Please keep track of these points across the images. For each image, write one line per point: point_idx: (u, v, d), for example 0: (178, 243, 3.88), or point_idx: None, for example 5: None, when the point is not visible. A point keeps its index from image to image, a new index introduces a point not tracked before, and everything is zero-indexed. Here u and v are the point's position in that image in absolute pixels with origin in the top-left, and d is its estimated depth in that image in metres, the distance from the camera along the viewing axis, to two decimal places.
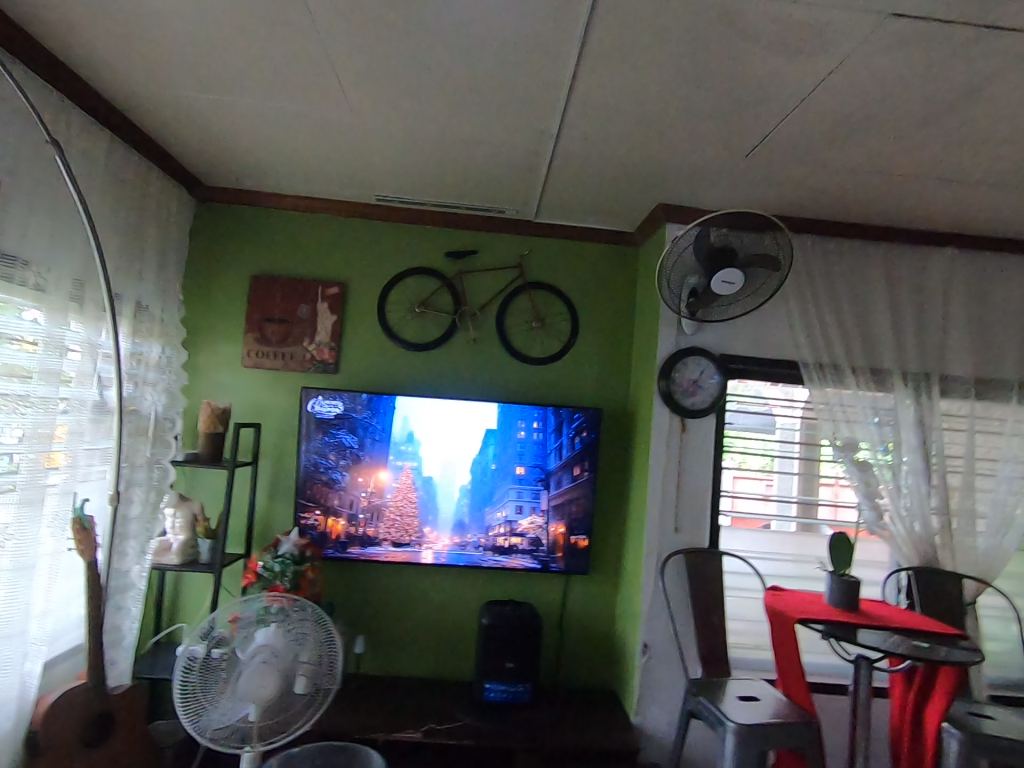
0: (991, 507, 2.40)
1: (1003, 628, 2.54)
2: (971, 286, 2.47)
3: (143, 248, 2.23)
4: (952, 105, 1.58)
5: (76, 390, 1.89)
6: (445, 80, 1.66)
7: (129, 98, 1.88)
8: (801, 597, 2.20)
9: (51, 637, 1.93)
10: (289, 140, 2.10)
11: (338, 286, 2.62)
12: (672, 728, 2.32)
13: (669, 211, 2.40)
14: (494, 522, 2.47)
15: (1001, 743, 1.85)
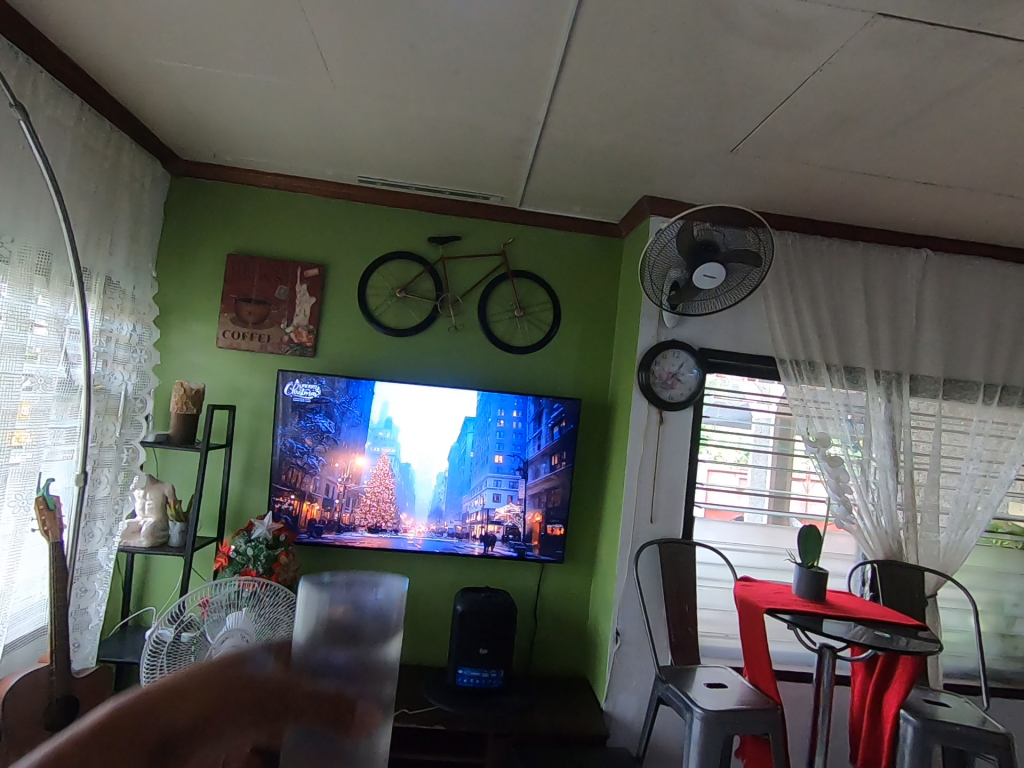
0: (954, 503, 2.48)
1: (960, 620, 2.63)
2: (944, 288, 2.52)
3: (113, 222, 2.15)
4: (933, 107, 1.60)
5: (42, 367, 1.83)
6: (433, 60, 1.63)
7: (102, 64, 1.80)
8: (771, 588, 2.25)
9: (11, 620, 1.88)
10: (268, 114, 2.03)
11: (319, 268, 2.58)
12: (641, 715, 2.36)
13: (654, 205, 2.41)
14: (471, 509, 2.47)
15: (954, 731, 1.94)
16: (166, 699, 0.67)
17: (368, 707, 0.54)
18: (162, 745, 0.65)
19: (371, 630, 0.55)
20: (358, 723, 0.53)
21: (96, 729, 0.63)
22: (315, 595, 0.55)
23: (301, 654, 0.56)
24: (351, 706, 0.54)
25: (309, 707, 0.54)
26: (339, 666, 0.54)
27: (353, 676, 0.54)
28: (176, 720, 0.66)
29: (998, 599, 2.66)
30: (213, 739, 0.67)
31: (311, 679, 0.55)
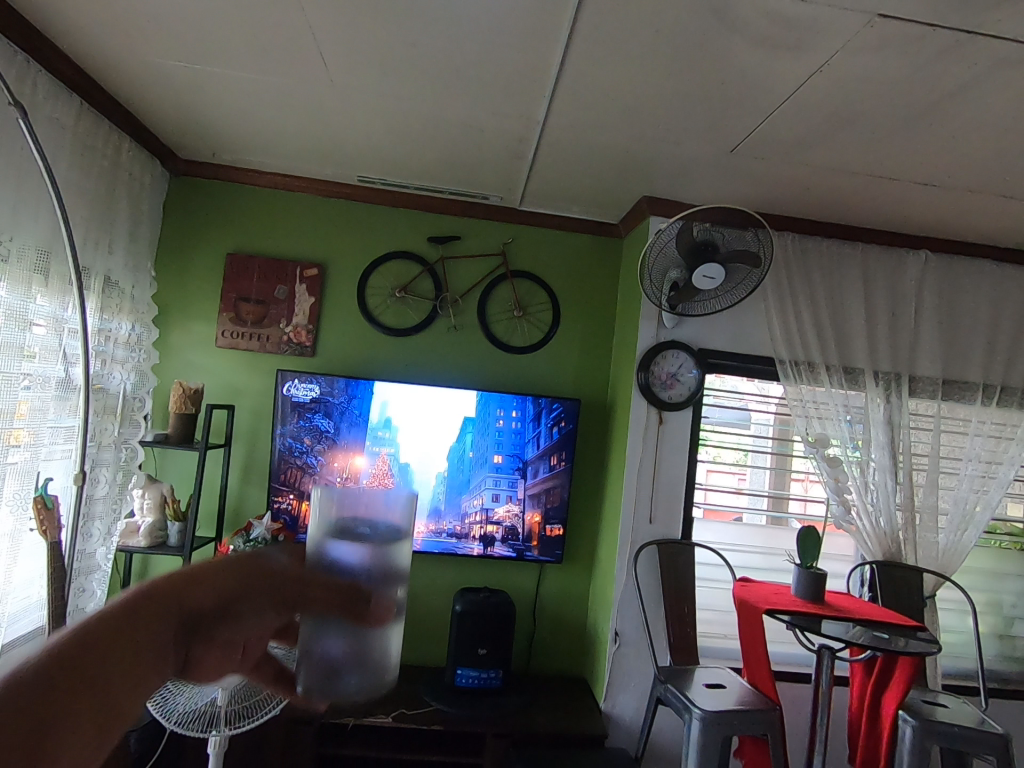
0: (953, 504, 2.48)
1: (959, 621, 2.64)
2: (943, 288, 2.52)
3: (112, 221, 2.15)
4: (933, 107, 1.60)
5: (40, 366, 1.83)
6: (432, 59, 1.62)
7: (101, 62, 1.80)
8: (769, 589, 2.25)
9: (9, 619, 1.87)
10: (268, 113, 2.03)
11: (318, 267, 2.57)
12: (640, 715, 2.36)
13: (653, 205, 2.40)
14: (470, 509, 2.47)
15: (953, 732, 1.94)
16: (155, 602, 0.57)
17: (383, 600, 0.50)
18: (185, 625, 0.58)
19: (380, 530, 0.50)
20: (375, 615, 0.49)
21: (90, 637, 0.53)
22: (328, 502, 0.51)
23: (320, 553, 0.52)
24: (367, 599, 0.49)
25: (324, 603, 0.51)
26: (348, 566, 0.50)
27: (381, 578, 0.49)
28: (176, 618, 0.57)
29: (997, 600, 2.66)
30: (236, 621, 0.59)
31: (329, 575, 0.50)
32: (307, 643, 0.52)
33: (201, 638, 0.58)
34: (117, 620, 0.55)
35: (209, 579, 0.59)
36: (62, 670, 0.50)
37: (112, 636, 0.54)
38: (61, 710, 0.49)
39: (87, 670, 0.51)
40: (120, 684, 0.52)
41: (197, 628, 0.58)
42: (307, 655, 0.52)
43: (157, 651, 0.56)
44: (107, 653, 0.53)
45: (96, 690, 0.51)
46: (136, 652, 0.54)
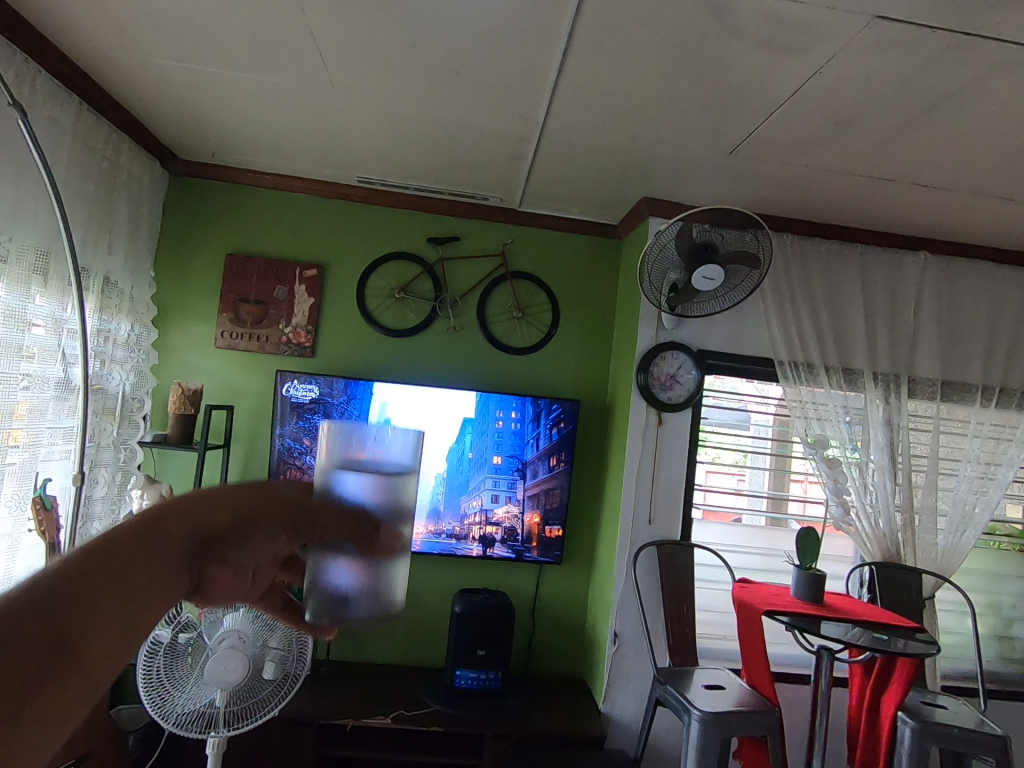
0: (952, 505, 2.49)
1: (958, 622, 2.64)
2: (942, 289, 2.52)
3: (112, 221, 2.15)
4: (932, 109, 1.60)
5: (39, 367, 1.82)
6: (432, 60, 1.62)
7: (101, 62, 1.80)
8: (768, 590, 2.25)
9: None
10: (267, 114, 2.03)
11: (317, 268, 2.58)
12: (639, 716, 2.36)
13: (653, 206, 2.41)
14: (469, 510, 2.46)
15: (953, 733, 1.94)
16: (164, 517, 0.48)
17: (393, 531, 0.51)
18: (198, 548, 0.48)
19: (391, 466, 0.51)
20: (387, 545, 0.51)
21: (90, 556, 0.44)
22: (339, 435, 0.51)
23: (321, 484, 0.52)
24: (376, 531, 0.50)
25: (333, 532, 0.50)
26: (358, 503, 0.50)
27: (390, 510, 0.51)
28: (188, 535, 0.48)
29: (996, 601, 2.66)
30: (250, 545, 0.50)
31: (335, 505, 0.50)
32: (311, 574, 0.52)
33: (214, 559, 0.49)
34: (120, 538, 0.45)
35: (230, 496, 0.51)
36: (52, 594, 0.41)
37: (119, 551, 0.44)
38: (53, 662, 0.39)
39: (80, 595, 0.42)
40: (129, 614, 0.43)
41: (211, 550, 0.49)
42: (312, 587, 0.52)
43: (170, 573, 0.46)
44: (103, 577, 0.43)
45: (96, 625, 0.41)
46: (146, 580, 0.44)
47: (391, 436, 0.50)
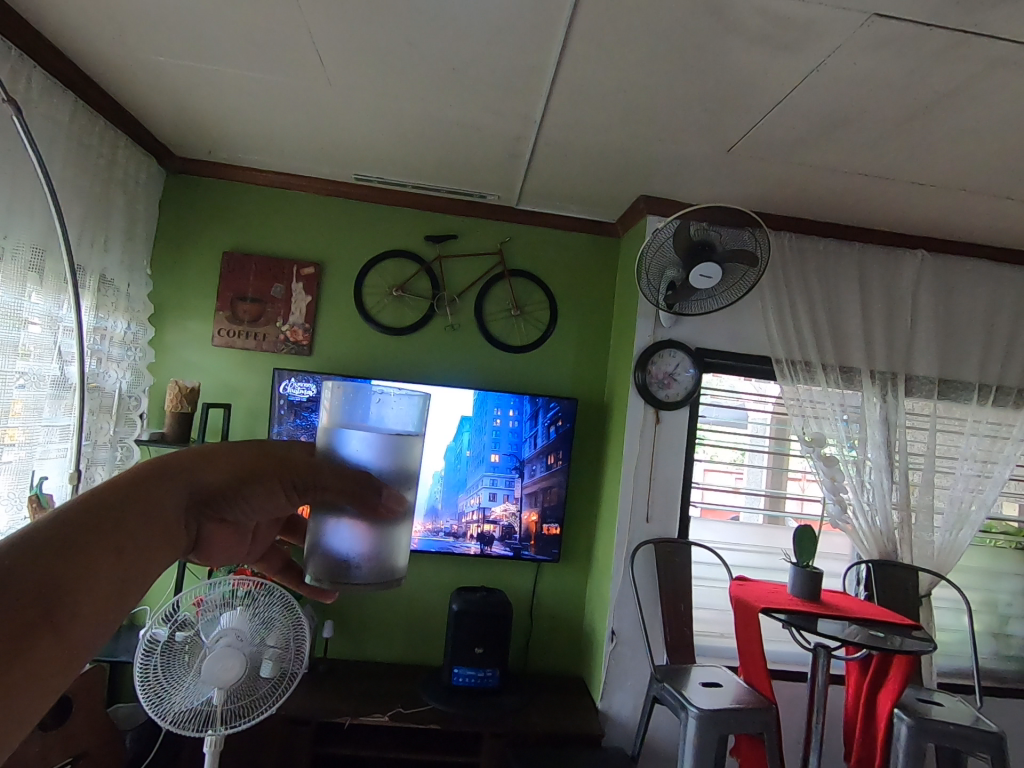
0: (948, 503, 2.49)
1: (955, 620, 2.65)
2: (939, 287, 2.53)
3: (108, 218, 2.14)
4: (929, 107, 1.61)
5: (35, 364, 1.82)
6: (429, 57, 1.62)
7: (97, 59, 1.79)
8: (766, 588, 2.26)
9: None
10: (264, 111, 2.02)
11: (314, 266, 2.57)
12: (636, 714, 2.36)
13: (651, 204, 2.41)
14: (466, 508, 2.46)
15: (948, 730, 1.95)
16: (162, 476, 0.59)
17: (394, 494, 0.57)
18: (192, 507, 0.60)
19: (390, 428, 0.59)
20: (387, 507, 0.57)
21: (83, 514, 0.54)
22: (344, 400, 0.58)
23: (323, 448, 0.60)
24: (378, 494, 0.57)
25: (335, 491, 0.57)
26: (362, 461, 0.58)
27: (390, 473, 0.58)
28: (184, 495, 0.60)
29: (991, 599, 2.67)
30: (245, 503, 0.63)
31: (337, 466, 0.58)
32: (316, 542, 0.59)
33: (211, 517, 0.62)
34: (122, 496, 0.56)
35: (217, 459, 0.62)
36: (48, 545, 0.50)
37: (116, 509, 0.55)
38: (58, 607, 0.49)
39: (83, 546, 0.52)
40: (127, 564, 0.54)
41: (208, 507, 0.61)
42: (317, 554, 0.59)
43: (168, 530, 0.58)
44: (102, 531, 0.53)
45: (93, 574, 0.51)
46: (143, 535, 0.55)
47: (390, 402, 0.58)
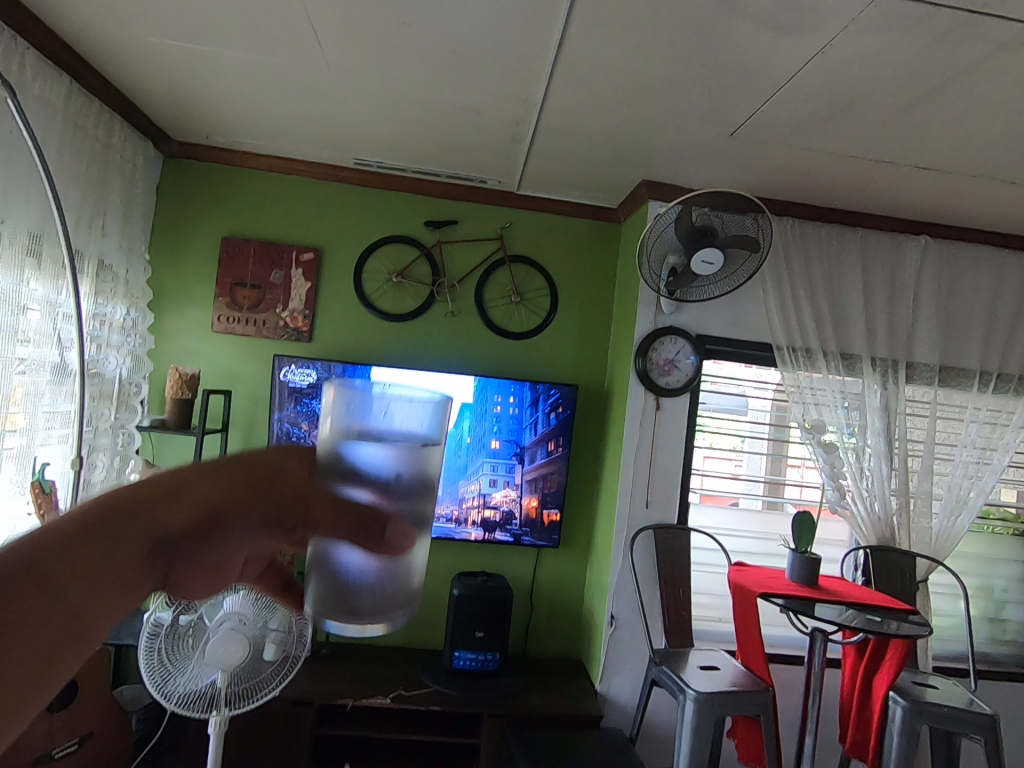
0: (947, 490, 2.50)
1: (950, 605, 2.68)
2: (942, 274, 2.52)
3: (105, 203, 2.13)
4: (935, 90, 1.58)
5: (35, 351, 1.82)
6: (428, 39, 1.59)
7: (91, 40, 1.76)
8: (764, 573, 2.27)
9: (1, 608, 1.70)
10: (261, 93, 2.00)
11: (314, 251, 2.56)
12: (635, 697, 2.39)
13: (652, 189, 2.38)
14: (467, 494, 2.48)
15: (942, 712, 1.99)
16: (114, 519, 0.49)
17: (400, 527, 0.48)
18: (153, 553, 0.50)
19: (405, 437, 0.48)
20: (392, 546, 0.48)
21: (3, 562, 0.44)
22: (346, 406, 0.47)
23: (320, 471, 0.50)
24: (383, 529, 0.48)
25: (329, 523, 0.49)
26: (380, 474, 0.48)
27: (407, 493, 0.49)
28: (150, 531, 0.50)
29: (988, 584, 2.69)
30: (227, 539, 0.52)
31: (336, 495, 0.49)
32: (323, 578, 0.50)
33: (185, 559, 0.51)
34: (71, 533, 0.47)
35: (182, 493, 0.51)
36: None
37: (57, 565, 0.46)
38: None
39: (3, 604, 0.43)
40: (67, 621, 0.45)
41: (181, 546, 0.51)
42: (325, 593, 0.50)
43: (129, 572, 0.48)
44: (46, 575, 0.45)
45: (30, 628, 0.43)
46: (91, 583, 0.46)
47: (401, 405, 0.47)
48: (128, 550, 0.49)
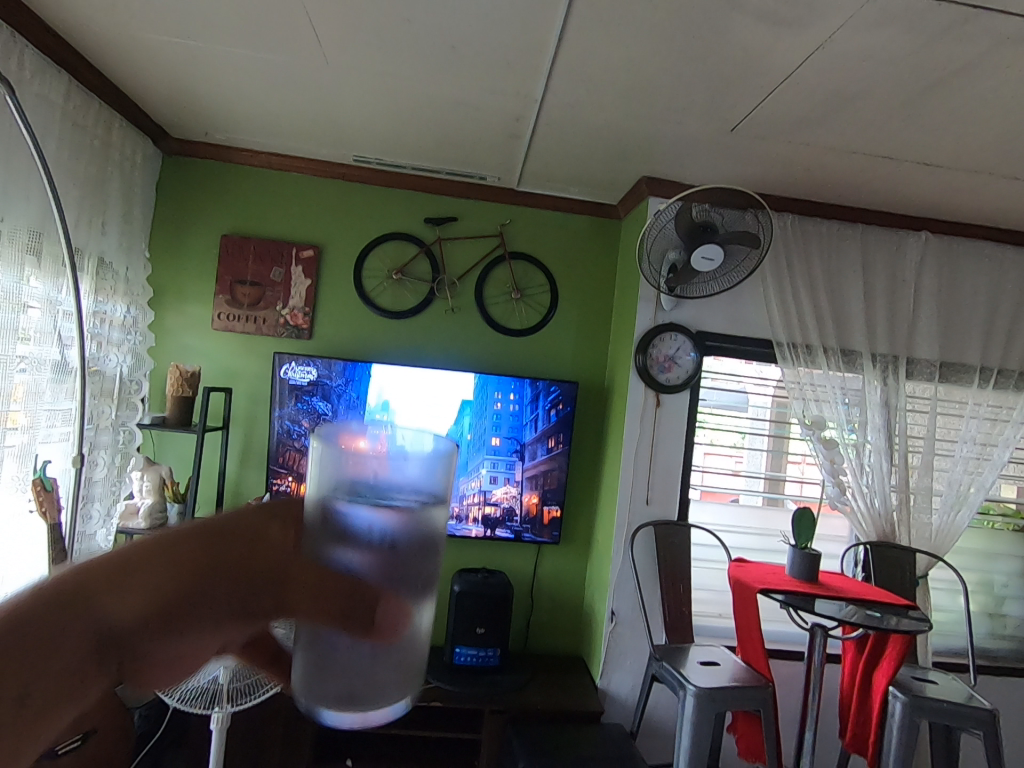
0: (947, 486, 2.50)
1: (950, 600, 2.69)
2: (942, 269, 2.51)
3: (105, 200, 2.13)
4: (935, 85, 1.58)
5: (36, 349, 1.82)
6: (427, 35, 1.59)
7: (89, 38, 1.76)
8: (764, 569, 2.28)
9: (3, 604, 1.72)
10: (259, 90, 1.99)
11: (314, 249, 2.55)
12: (636, 693, 2.40)
13: (652, 185, 2.38)
14: (468, 491, 2.48)
15: (941, 707, 1.99)
16: (60, 612, 0.45)
17: (394, 605, 0.42)
18: (113, 640, 0.45)
19: (400, 485, 0.41)
20: (382, 632, 0.42)
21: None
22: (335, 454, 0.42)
23: (302, 541, 0.45)
24: (372, 611, 0.42)
25: (320, 599, 0.43)
26: (372, 533, 0.41)
27: (404, 557, 0.42)
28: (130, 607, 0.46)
29: (988, 580, 2.70)
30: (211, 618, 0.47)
31: (322, 568, 0.43)
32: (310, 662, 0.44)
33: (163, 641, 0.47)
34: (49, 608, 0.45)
35: (142, 573, 0.47)
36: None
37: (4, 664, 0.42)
38: None
39: None
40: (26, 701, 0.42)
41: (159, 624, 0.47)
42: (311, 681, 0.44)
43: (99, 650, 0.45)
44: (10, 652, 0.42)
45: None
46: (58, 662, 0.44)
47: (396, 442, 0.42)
48: (80, 643, 0.45)
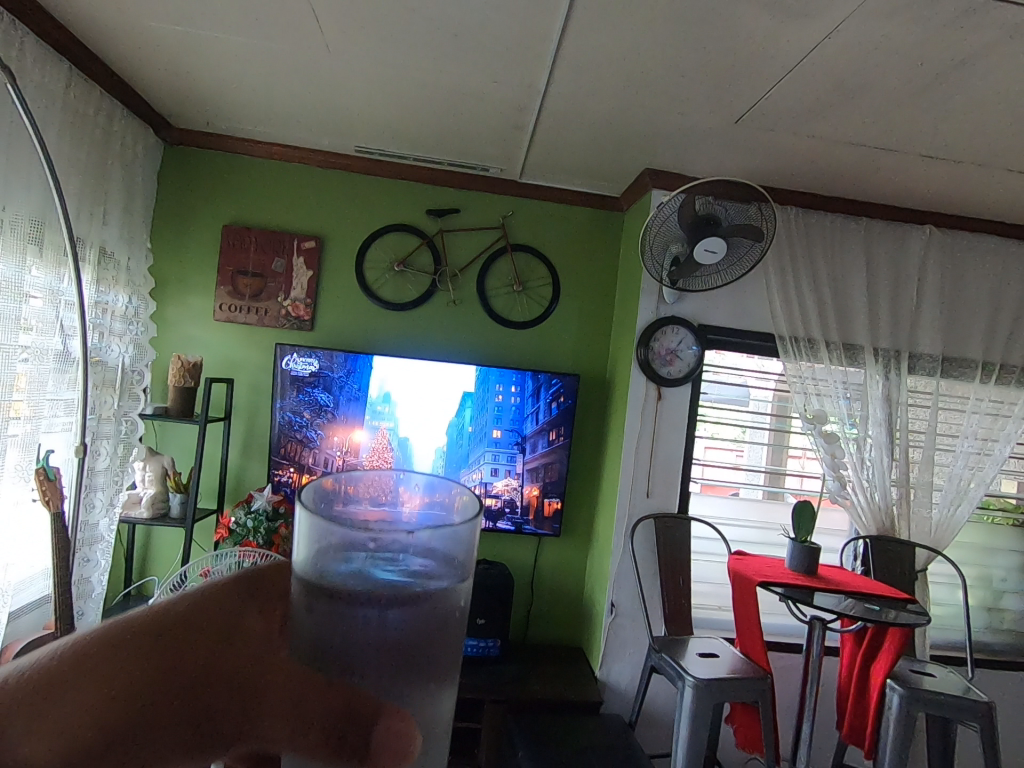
0: (947, 480, 2.51)
1: (949, 594, 2.70)
2: (946, 264, 2.50)
3: (106, 189, 2.12)
4: (941, 77, 1.57)
5: (38, 339, 1.82)
6: (429, 24, 1.57)
7: (90, 25, 1.75)
8: (764, 562, 2.28)
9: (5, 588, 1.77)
10: (261, 79, 1.98)
11: (315, 239, 2.55)
12: (635, 683, 2.42)
13: (655, 178, 2.37)
14: (469, 483, 2.48)
15: (940, 700, 1.99)
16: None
17: (397, 729, 0.31)
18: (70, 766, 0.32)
19: (415, 543, 0.30)
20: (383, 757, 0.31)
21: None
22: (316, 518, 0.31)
23: (289, 626, 0.33)
24: (368, 736, 0.31)
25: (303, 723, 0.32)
26: (380, 603, 0.28)
27: (423, 628, 0.29)
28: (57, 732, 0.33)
29: (987, 574, 2.70)
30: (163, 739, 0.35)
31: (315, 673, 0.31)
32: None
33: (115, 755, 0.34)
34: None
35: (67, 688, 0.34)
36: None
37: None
38: None
39: None
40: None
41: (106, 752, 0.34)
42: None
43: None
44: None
45: None
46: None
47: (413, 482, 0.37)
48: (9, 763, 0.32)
